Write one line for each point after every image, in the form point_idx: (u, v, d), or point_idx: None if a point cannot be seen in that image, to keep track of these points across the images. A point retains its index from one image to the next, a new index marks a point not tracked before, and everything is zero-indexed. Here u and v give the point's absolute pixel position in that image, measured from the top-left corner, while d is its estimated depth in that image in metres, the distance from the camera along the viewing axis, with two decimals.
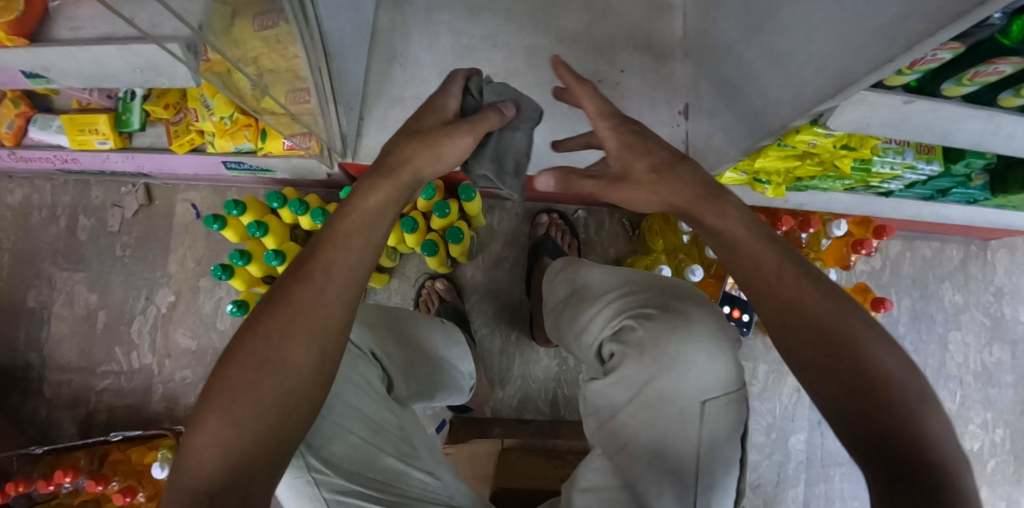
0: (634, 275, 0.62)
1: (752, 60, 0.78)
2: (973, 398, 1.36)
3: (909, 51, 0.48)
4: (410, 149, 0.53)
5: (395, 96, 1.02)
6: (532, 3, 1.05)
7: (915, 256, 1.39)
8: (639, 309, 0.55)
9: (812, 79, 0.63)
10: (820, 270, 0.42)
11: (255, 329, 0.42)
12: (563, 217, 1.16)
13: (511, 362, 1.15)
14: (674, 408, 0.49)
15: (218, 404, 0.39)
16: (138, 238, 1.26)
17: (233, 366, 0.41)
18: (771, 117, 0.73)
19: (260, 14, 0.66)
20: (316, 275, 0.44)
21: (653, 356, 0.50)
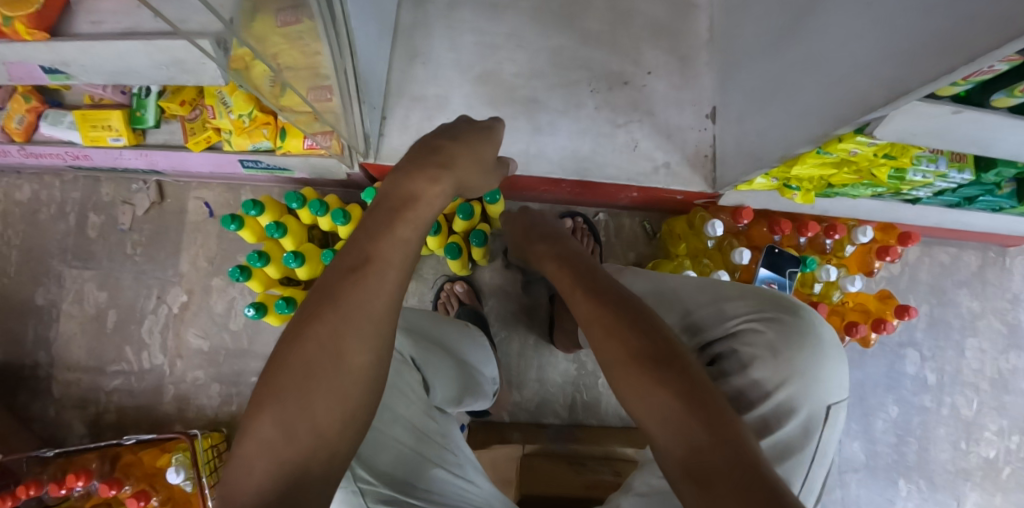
0: (727, 283, 0.66)
1: (789, 64, 0.76)
2: (989, 405, 1.36)
3: (971, 64, 0.46)
4: (460, 154, 0.50)
5: (417, 95, 1.00)
6: (557, 2, 1.03)
7: (933, 262, 1.38)
8: (756, 315, 0.59)
9: (859, 86, 0.62)
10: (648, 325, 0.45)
11: (303, 333, 0.39)
12: (587, 221, 1.13)
13: (529, 366, 1.14)
14: (807, 411, 0.53)
15: (267, 414, 0.37)
16: (150, 236, 1.24)
17: (284, 369, 0.38)
18: (810, 124, 0.72)
19: (284, 9, 0.63)
20: (370, 276, 0.40)
21: (784, 359, 0.53)
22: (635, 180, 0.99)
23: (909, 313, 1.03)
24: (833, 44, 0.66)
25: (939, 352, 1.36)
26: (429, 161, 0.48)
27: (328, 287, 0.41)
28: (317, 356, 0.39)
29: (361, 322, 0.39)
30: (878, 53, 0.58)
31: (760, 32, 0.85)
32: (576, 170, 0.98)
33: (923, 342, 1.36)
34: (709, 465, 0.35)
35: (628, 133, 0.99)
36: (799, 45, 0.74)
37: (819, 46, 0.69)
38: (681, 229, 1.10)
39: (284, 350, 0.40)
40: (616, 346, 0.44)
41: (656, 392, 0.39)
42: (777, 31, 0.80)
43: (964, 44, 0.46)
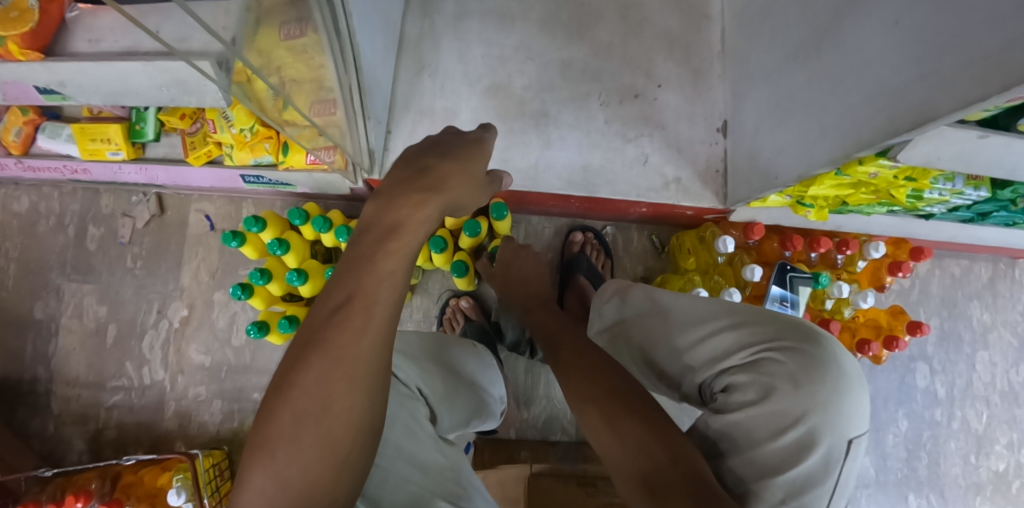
0: (743, 307, 0.63)
1: (809, 81, 0.74)
2: (999, 418, 1.34)
3: (1005, 92, 0.44)
4: (453, 171, 0.42)
5: (424, 109, 0.98)
6: (566, 12, 1.01)
7: (944, 274, 1.36)
8: (773, 342, 0.56)
9: (884, 108, 0.60)
10: (619, 368, 0.52)
11: (291, 380, 0.37)
12: (598, 237, 1.13)
13: (538, 382, 1.13)
14: (828, 447, 0.49)
15: (258, 467, 0.35)
16: (150, 249, 1.22)
17: (273, 416, 0.37)
18: (831, 143, 0.69)
19: (287, 23, 0.62)
20: (351, 318, 0.37)
21: (805, 391, 0.50)
22: (647, 196, 0.97)
23: (922, 330, 1.02)
24: (857, 64, 0.64)
25: (950, 365, 1.34)
26: (414, 184, 0.40)
27: (315, 330, 0.38)
28: (306, 406, 0.36)
29: (341, 369, 0.36)
30: (905, 75, 0.56)
31: (778, 46, 0.83)
32: (586, 185, 0.97)
33: (933, 355, 1.34)
34: (663, 481, 0.39)
35: (638, 148, 0.97)
36: (820, 62, 0.72)
37: (844, 65, 0.66)
38: (691, 244, 1.09)
39: (269, 395, 0.38)
40: (589, 386, 0.50)
41: (623, 422, 0.44)
42: (796, 46, 0.78)
43: (1001, 73, 0.44)
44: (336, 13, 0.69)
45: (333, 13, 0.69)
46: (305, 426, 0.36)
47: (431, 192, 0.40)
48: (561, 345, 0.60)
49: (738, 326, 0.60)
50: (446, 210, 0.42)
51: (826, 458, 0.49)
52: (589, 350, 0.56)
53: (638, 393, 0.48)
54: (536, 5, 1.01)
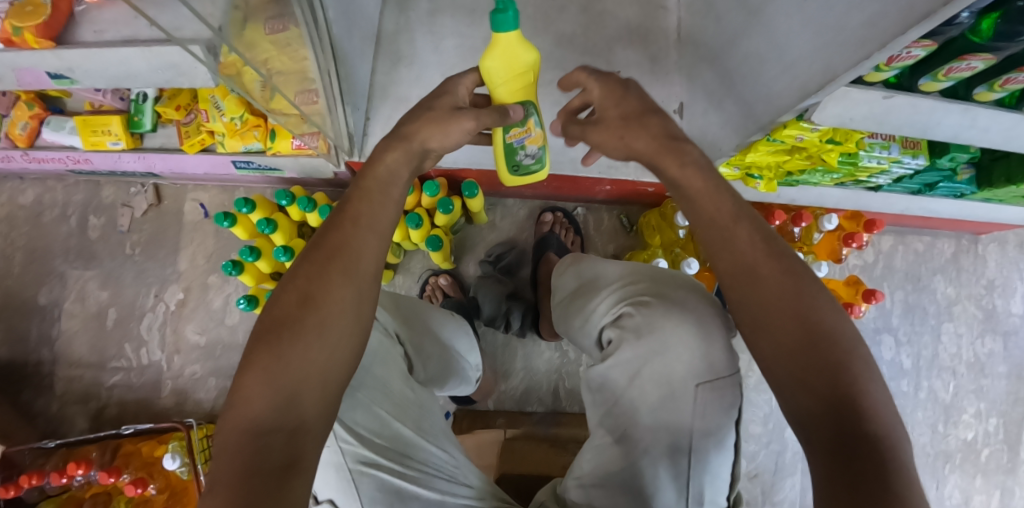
0: (629, 267, 0.64)
1: (745, 58, 0.82)
2: (966, 388, 1.39)
3: (883, 49, 0.52)
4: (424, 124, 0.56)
5: (401, 97, 1.04)
6: (533, 7, 1.09)
7: (907, 250, 1.43)
8: (638, 296, 0.57)
9: (799, 75, 0.67)
10: (798, 271, 0.43)
11: (297, 284, 0.45)
12: (567, 216, 1.20)
13: (515, 355, 1.19)
14: (669, 390, 0.51)
15: (260, 360, 0.41)
16: (149, 236, 1.27)
17: (279, 307, 0.44)
18: (761, 109, 0.76)
19: (272, 17, 0.70)
20: (344, 224, 0.48)
21: (644, 341, 0.52)
22: (609, 172, 1.03)
23: (876, 297, 1.08)
24: (781, 39, 0.71)
25: (916, 337, 1.39)
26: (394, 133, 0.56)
27: (318, 238, 0.48)
28: (316, 298, 0.44)
29: (336, 268, 0.46)
30: (815, 45, 0.64)
31: (724, 30, 0.90)
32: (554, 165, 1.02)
33: (899, 327, 1.39)
34: (835, 434, 0.35)
35: None
36: (754, 40, 0.79)
37: (772, 43, 0.73)
38: (656, 222, 1.16)
39: (278, 290, 0.46)
40: (775, 290, 0.42)
41: (807, 358, 0.38)
42: (737, 29, 0.85)
43: (882, 31, 0.52)
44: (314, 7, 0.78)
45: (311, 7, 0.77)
46: (309, 311, 0.43)
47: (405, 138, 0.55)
48: (702, 190, 0.48)
49: (627, 288, 0.60)
50: (407, 157, 0.54)
51: (692, 412, 0.50)
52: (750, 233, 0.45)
53: (806, 300, 0.41)
54: None
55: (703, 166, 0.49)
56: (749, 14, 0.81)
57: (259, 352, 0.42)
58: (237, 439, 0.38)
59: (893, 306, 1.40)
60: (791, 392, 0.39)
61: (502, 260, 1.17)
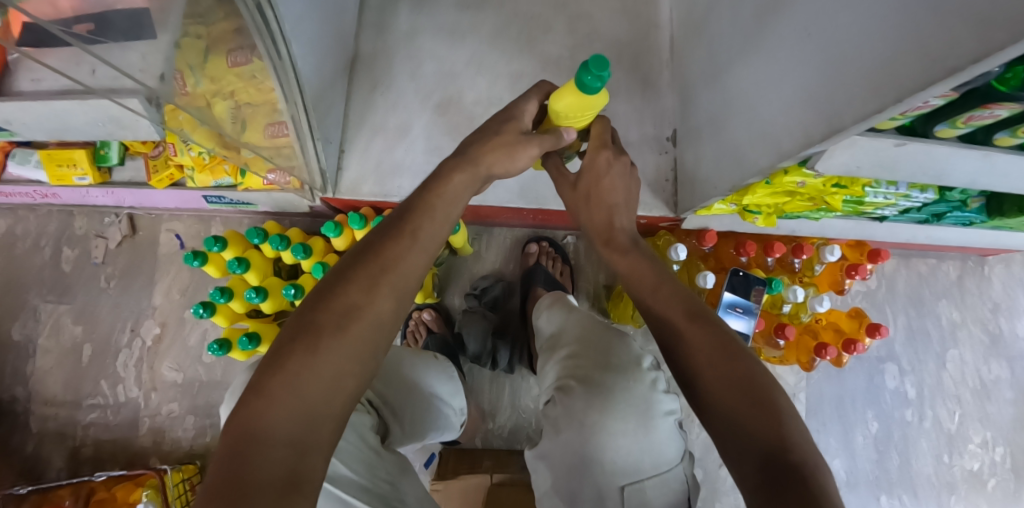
0: (577, 333, 0.64)
1: (744, 91, 0.75)
2: (971, 416, 1.34)
3: (899, 104, 0.45)
4: (487, 152, 0.56)
5: (377, 125, 0.97)
6: (516, 27, 1.02)
7: (911, 273, 1.37)
8: (569, 378, 0.58)
9: (799, 117, 0.61)
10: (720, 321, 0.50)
11: (337, 288, 0.43)
12: (553, 245, 1.15)
13: (502, 391, 1.14)
14: (593, 491, 0.53)
15: (292, 361, 0.39)
16: (124, 269, 1.23)
17: (322, 310, 0.42)
18: (760, 150, 0.70)
19: (233, 49, 0.68)
20: (405, 236, 0.48)
21: (564, 436, 0.55)
22: None
23: (880, 333, 1.04)
24: (782, 75, 0.64)
25: (918, 364, 1.34)
26: (463, 156, 0.55)
27: (372, 245, 0.47)
28: (356, 306, 0.42)
29: (388, 280, 0.45)
30: (818, 87, 0.57)
31: (721, 56, 0.83)
32: (537, 199, 0.98)
33: (902, 355, 1.34)
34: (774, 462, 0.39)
35: None
36: (754, 71, 0.72)
37: (773, 78, 0.66)
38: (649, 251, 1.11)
39: (322, 291, 0.44)
40: (705, 336, 0.48)
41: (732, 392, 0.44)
42: (736, 55, 0.78)
43: (895, 82, 0.45)
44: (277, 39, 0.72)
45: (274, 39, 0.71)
46: (353, 318, 0.42)
47: (473, 162, 0.55)
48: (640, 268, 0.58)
49: (569, 362, 0.60)
50: (456, 203, 0.53)
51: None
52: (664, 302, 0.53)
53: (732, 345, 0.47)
54: (487, 19, 1.02)
55: (631, 252, 0.59)
56: (748, 42, 0.74)
57: (286, 352, 0.40)
58: (247, 443, 0.35)
59: (895, 332, 1.34)
60: (727, 423, 0.44)
61: (488, 293, 1.12)
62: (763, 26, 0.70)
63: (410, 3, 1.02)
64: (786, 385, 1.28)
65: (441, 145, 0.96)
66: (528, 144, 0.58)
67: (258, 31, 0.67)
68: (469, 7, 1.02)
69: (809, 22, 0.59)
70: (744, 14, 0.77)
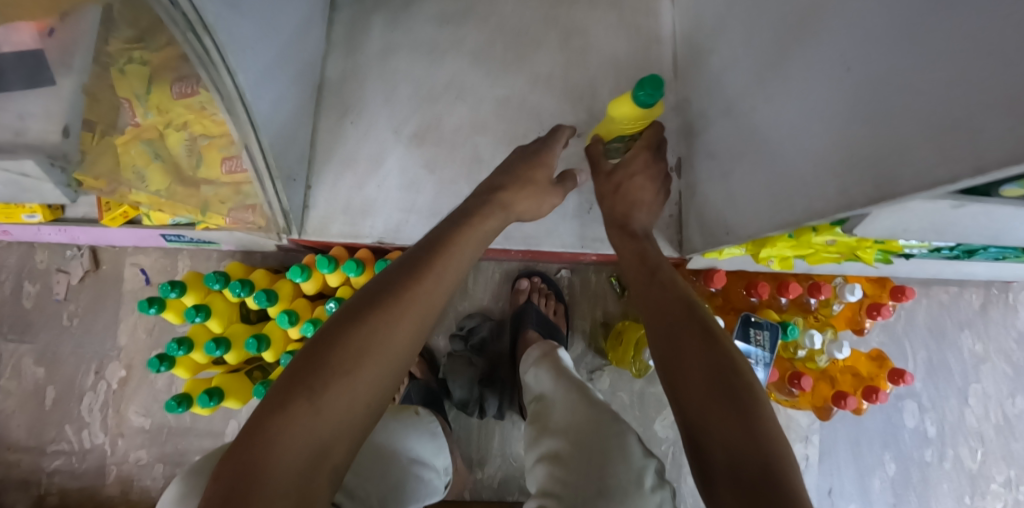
0: (571, 434, 0.62)
1: (768, 127, 0.64)
2: (995, 455, 1.23)
3: (980, 176, 0.34)
4: (517, 198, 0.66)
5: (347, 158, 0.87)
6: (502, 43, 0.91)
7: (931, 302, 1.26)
8: (557, 493, 0.56)
9: (839, 170, 0.50)
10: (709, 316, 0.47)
11: (363, 316, 0.44)
12: (546, 280, 1.06)
13: (491, 439, 1.05)
14: None
15: (314, 395, 0.39)
16: (88, 306, 1.14)
17: (348, 340, 0.42)
18: (786, 201, 0.59)
19: (178, 80, 0.63)
20: (432, 272, 0.48)
21: None
22: (590, 245, 0.88)
23: (904, 380, 0.96)
24: (819, 118, 0.53)
25: (940, 401, 1.23)
26: (490, 198, 0.63)
27: (401, 275, 0.47)
28: (378, 338, 0.43)
29: (414, 317, 0.45)
30: (865, 137, 0.46)
31: (735, 81, 0.73)
32: (523, 238, 0.87)
33: (922, 391, 1.23)
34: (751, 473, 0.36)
35: (582, 194, 0.87)
36: (781, 107, 0.61)
37: (807, 119, 0.56)
38: None
39: (348, 319, 0.44)
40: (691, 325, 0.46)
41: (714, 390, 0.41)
42: (754, 82, 0.67)
43: (975, 148, 0.34)
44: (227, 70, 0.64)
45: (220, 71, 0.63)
46: (378, 351, 0.42)
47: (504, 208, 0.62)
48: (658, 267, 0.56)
49: (553, 456, 0.61)
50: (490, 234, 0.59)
51: None
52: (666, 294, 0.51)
53: (716, 338, 0.45)
54: (469, 35, 0.91)
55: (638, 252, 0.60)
56: (771, 69, 0.63)
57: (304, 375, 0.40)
58: (253, 474, 0.35)
59: (915, 367, 1.23)
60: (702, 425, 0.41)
61: (475, 334, 1.03)
62: (794, 51, 0.59)
63: (383, 18, 0.92)
64: (797, 426, 1.19)
65: (418, 180, 0.87)
66: (552, 195, 0.72)
67: (201, 61, 0.60)
68: (449, 22, 0.92)
69: (854, 56, 0.48)
70: (763, 35, 0.66)
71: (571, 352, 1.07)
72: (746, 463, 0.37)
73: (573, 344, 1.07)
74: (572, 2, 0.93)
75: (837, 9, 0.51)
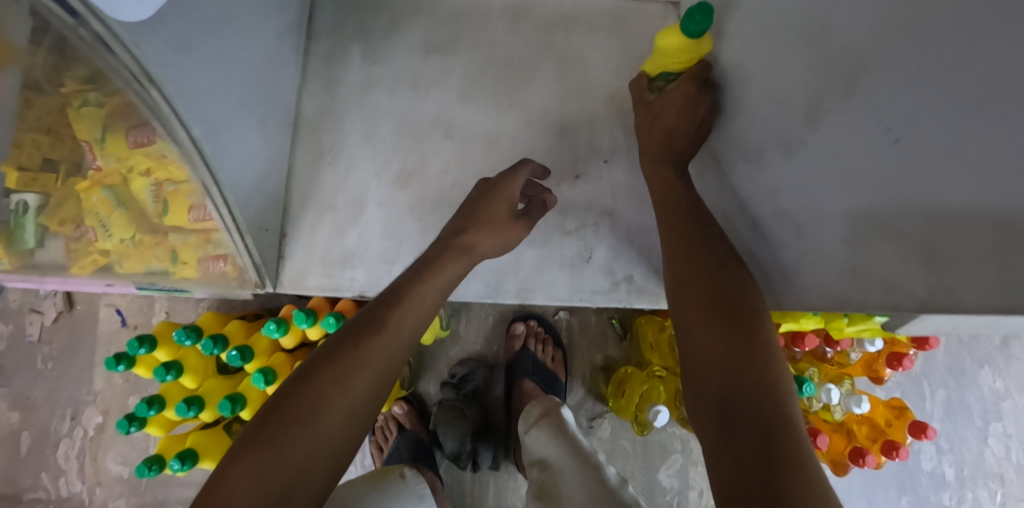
0: None
1: (795, 186, 0.56)
2: (1016, 497, 1.15)
3: None
4: (481, 235, 0.65)
5: (325, 203, 0.81)
6: (492, 75, 0.84)
7: (949, 338, 1.19)
8: None
9: (909, 258, 0.41)
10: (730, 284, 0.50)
11: (334, 359, 0.50)
12: (543, 324, 1.00)
13: (485, 492, 0.99)
14: None
15: (285, 426, 0.45)
16: (62, 348, 1.09)
17: (319, 378, 0.48)
18: (832, 278, 0.51)
19: (131, 128, 0.62)
20: (392, 317, 0.54)
21: None
22: (592, 299, 0.79)
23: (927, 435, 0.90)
24: (864, 192, 0.45)
25: (958, 442, 1.16)
26: (455, 236, 0.65)
27: (368, 321, 0.53)
28: (344, 375, 0.49)
29: (377, 357, 0.51)
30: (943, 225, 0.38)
31: (748, 125, 0.64)
32: (518, 290, 0.79)
33: (941, 432, 1.16)
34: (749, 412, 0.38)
35: (581, 241, 0.80)
36: (811, 165, 0.53)
37: (846, 190, 0.48)
38: (653, 335, 0.95)
39: (323, 360, 0.50)
40: (705, 292, 0.49)
41: (722, 340, 0.44)
42: (773, 129, 0.59)
43: None
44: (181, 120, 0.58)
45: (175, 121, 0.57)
46: (343, 386, 0.48)
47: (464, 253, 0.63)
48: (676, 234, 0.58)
49: None
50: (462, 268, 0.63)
51: None
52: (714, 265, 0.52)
53: (730, 300, 0.48)
54: (456, 66, 0.84)
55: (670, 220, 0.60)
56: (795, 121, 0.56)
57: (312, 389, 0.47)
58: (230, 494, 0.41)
59: (931, 407, 1.17)
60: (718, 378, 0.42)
61: (468, 382, 0.97)
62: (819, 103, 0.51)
63: (363, 47, 0.85)
64: None
65: (400, 227, 0.80)
66: (513, 226, 0.68)
67: (149, 109, 0.55)
68: (435, 51, 0.84)
69: (898, 125, 0.40)
70: (784, 79, 0.58)
71: (571, 399, 1.01)
72: (750, 408, 0.38)
73: (572, 389, 1.01)
74: (569, 28, 0.85)
75: (865, 65, 0.44)
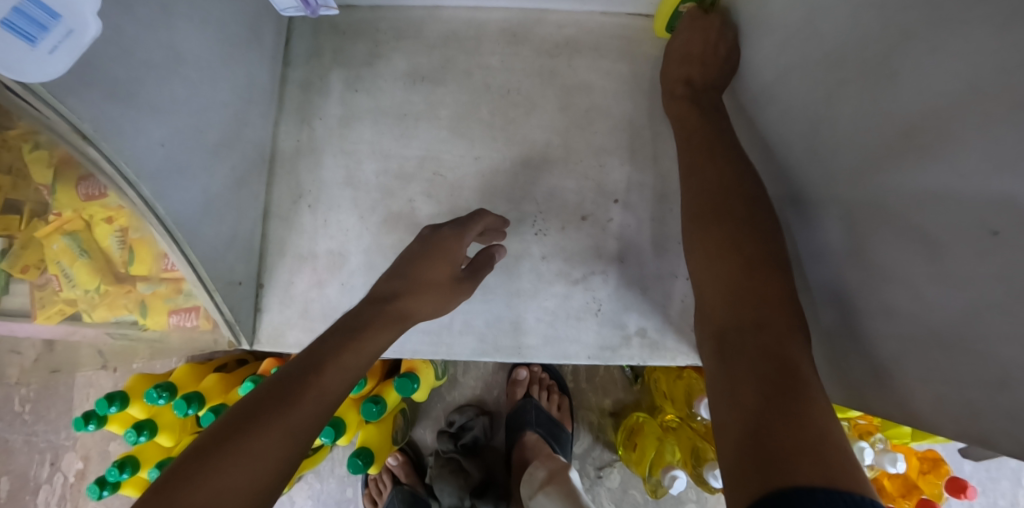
0: None
1: (858, 261, 0.48)
2: None
3: None
4: (417, 301, 0.56)
5: (303, 252, 0.74)
6: (487, 105, 0.75)
7: None
8: None
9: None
10: (759, 258, 0.49)
11: (317, 355, 0.47)
12: (548, 369, 0.98)
13: None
14: None
15: (266, 413, 0.41)
16: (39, 391, 1.03)
17: (299, 369, 0.46)
18: (909, 379, 0.43)
19: (80, 178, 0.57)
20: (380, 322, 0.53)
21: None
22: (600, 357, 0.72)
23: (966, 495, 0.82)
24: (967, 281, 0.37)
25: (989, 485, 1.08)
26: (428, 253, 0.58)
27: (354, 322, 0.52)
28: (325, 366, 0.46)
29: (359, 354, 0.49)
30: None
31: (791, 179, 0.57)
32: (518, 348, 0.72)
33: (972, 475, 1.07)
34: (777, 386, 0.37)
35: (587, 292, 0.72)
36: (881, 244, 0.45)
37: (904, 247, 0.42)
38: (666, 384, 0.88)
39: (307, 355, 0.47)
40: (732, 270, 0.49)
41: (757, 319, 0.44)
42: (823, 191, 0.52)
43: None
44: (129, 178, 0.51)
45: (122, 180, 0.51)
46: (325, 376, 0.46)
47: (400, 321, 0.54)
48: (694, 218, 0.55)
49: None
50: (406, 321, 0.55)
51: None
52: (746, 242, 0.50)
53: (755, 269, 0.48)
54: (446, 97, 0.76)
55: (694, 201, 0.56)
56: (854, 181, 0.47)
57: (258, 407, 0.42)
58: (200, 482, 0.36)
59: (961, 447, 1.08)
60: (733, 346, 0.43)
61: (466, 432, 0.91)
62: (900, 169, 0.42)
63: (343, 76, 0.76)
64: None
65: None
66: (452, 293, 0.59)
67: (92, 161, 0.50)
68: (422, 80, 0.76)
69: None
70: (833, 128, 0.49)
71: (577, 447, 0.95)
72: (771, 388, 0.37)
73: (579, 436, 0.95)
74: (573, 51, 0.76)
75: (981, 135, 0.35)
